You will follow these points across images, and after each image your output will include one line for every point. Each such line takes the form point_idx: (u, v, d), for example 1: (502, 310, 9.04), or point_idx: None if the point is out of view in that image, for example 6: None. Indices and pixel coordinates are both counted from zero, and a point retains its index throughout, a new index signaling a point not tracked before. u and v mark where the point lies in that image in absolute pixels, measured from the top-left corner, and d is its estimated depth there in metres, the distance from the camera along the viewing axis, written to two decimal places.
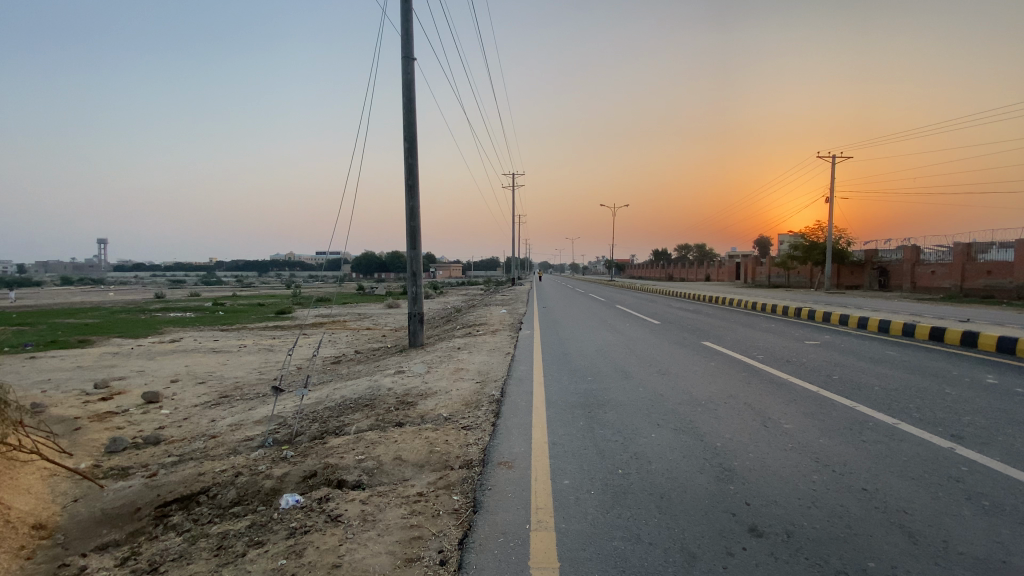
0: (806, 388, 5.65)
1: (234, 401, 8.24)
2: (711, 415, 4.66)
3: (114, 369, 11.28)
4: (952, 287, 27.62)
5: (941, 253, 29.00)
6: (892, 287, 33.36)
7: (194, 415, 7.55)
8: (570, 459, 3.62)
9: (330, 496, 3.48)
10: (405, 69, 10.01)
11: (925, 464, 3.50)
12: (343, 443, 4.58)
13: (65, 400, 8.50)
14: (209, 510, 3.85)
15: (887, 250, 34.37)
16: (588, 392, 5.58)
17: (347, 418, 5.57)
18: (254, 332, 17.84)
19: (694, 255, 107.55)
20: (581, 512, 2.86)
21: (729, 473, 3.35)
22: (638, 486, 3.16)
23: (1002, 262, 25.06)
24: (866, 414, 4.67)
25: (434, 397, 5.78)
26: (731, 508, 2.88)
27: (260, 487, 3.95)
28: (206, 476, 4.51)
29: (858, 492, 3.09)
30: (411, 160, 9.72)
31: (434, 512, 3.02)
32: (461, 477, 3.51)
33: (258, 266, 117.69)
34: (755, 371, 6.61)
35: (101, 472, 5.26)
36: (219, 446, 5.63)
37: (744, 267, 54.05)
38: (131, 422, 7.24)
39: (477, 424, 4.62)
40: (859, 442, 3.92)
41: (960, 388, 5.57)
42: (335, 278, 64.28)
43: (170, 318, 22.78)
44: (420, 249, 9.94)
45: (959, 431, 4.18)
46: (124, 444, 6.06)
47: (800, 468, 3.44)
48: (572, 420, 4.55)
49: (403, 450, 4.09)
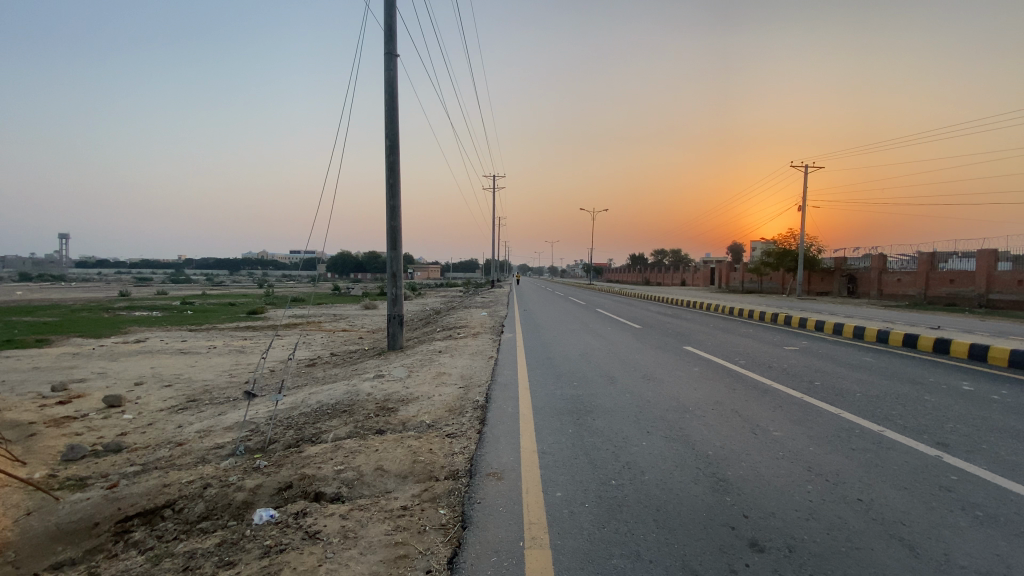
0: (790, 395, 5.65)
1: (202, 406, 7.85)
2: (700, 422, 4.60)
3: (74, 371, 10.69)
4: (917, 294, 28.57)
5: (906, 262, 30.10)
6: (860, 294, 34.35)
7: (159, 421, 7.17)
8: (561, 470, 3.49)
9: (307, 510, 3.27)
10: (388, 66, 9.79)
11: (915, 473, 3.48)
12: (320, 452, 4.35)
13: (19, 403, 7.99)
14: (174, 527, 3.59)
15: (855, 258, 35.41)
16: (574, 399, 5.47)
17: (324, 425, 5.34)
18: (225, 332, 17.26)
19: (669, 260, 109.33)
20: (576, 527, 2.74)
21: (724, 483, 3.28)
22: (633, 498, 3.06)
23: (963, 272, 26.05)
24: (852, 421, 4.66)
25: (416, 403, 5.58)
26: (729, 521, 2.79)
27: (231, 500, 3.71)
28: (172, 488, 4.23)
29: (854, 503, 3.04)
30: (392, 159, 9.50)
31: (420, 528, 2.86)
32: (448, 489, 3.35)
33: (228, 265, 114.79)
34: (739, 377, 6.61)
35: (56, 483, 4.92)
36: (186, 454, 5.34)
37: (719, 273, 54.98)
38: (91, 428, 6.83)
39: (461, 432, 4.47)
40: (849, 451, 3.89)
41: (938, 395, 5.65)
42: (310, 278, 62.67)
43: (135, 317, 21.94)
44: (400, 248, 9.72)
45: (944, 439, 4.20)
46: (83, 452, 5.71)
47: (794, 477, 3.39)
48: (560, 428, 4.44)
49: (385, 459, 3.91)
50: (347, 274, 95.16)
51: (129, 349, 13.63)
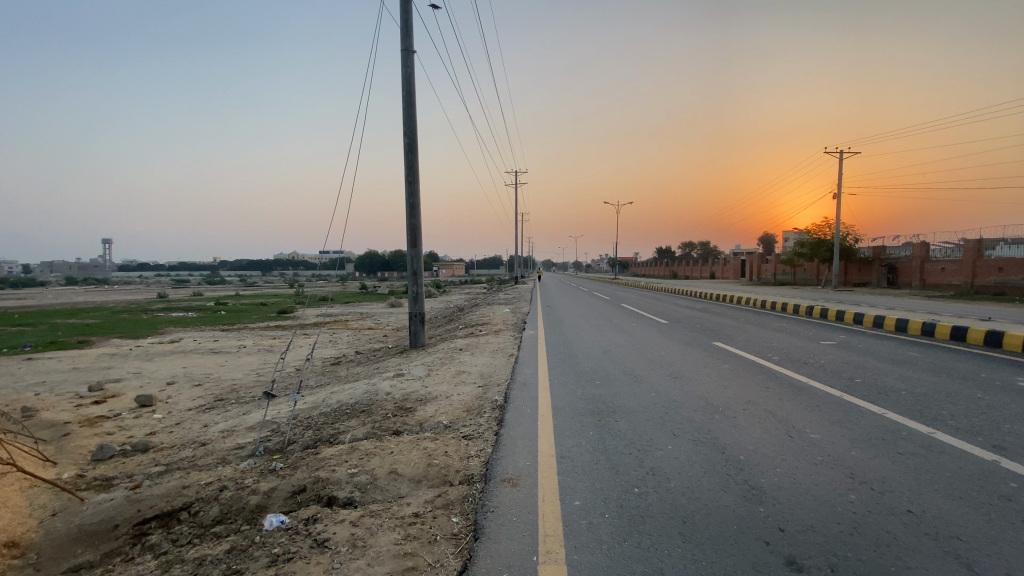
0: (828, 393, 5.33)
1: (228, 406, 7.93)
2: (731, 424, 4.35)
3: (110, 371, 11.00)
4: (962, 283, 27.19)
5: (949, 250, 28.74)
6: (902, 284, 32.89)
7: (186, 420, 7.28)
8: (581, 477, 3.31)
9: (318, 516, 3.18)
10: (405, 62, 9.70)
11: (970, 480, 3.17)
12: (336, 454, 4.27)
13: (57, 403, 8.24)
14: (188, 530, 3.56)
15: (895, 247, 33.96)
16: (597, 399, 5.26)
17: (342, 426, 5.29)
18: (255, 332, 17.59)
19: (697, 253, 107.41)
20: (594, 540, 2.56)
21: (757, 492, 3.04)
22: (657, 508, 2.85)
23: (1013, 260, 24.65)
24: (897, 422, 4.35)
25: (434, 403, 5.47)
26: (763, 535, 2.57)
27: (245, 504, 3.65)
28: (189, 489, 4.22)
29: (904, 516, 2.76)
30: (410, 157, 9.41)
31: (430, 538, 2.72)
32: (461, 496, 3.21)
33: (260, 266, 117.85)
34: (772, 374, 6.28)
35: (83, 483, 4.99)
36: (208, 455, 5.35)
37: (750, 266, 53.56)
38: (122, 428, 6.97)
39: (478, 433, 4.32)
40: (895, 456, 3.59)
41: (991, 393, 5.25)
42: (339, 277, 63.67)
43: (171, 317, 22.76)
44: (421, 246, 9.64)
45: (1001, 441, 3.85)
46: (111, 452, 5.80)
47: (834, 486, 3.12)
48: (581, 430, 4.26)
49: (399, 462, 3.79)
50: (374, 273, 96.72)
51: (164, 349, 14.00)
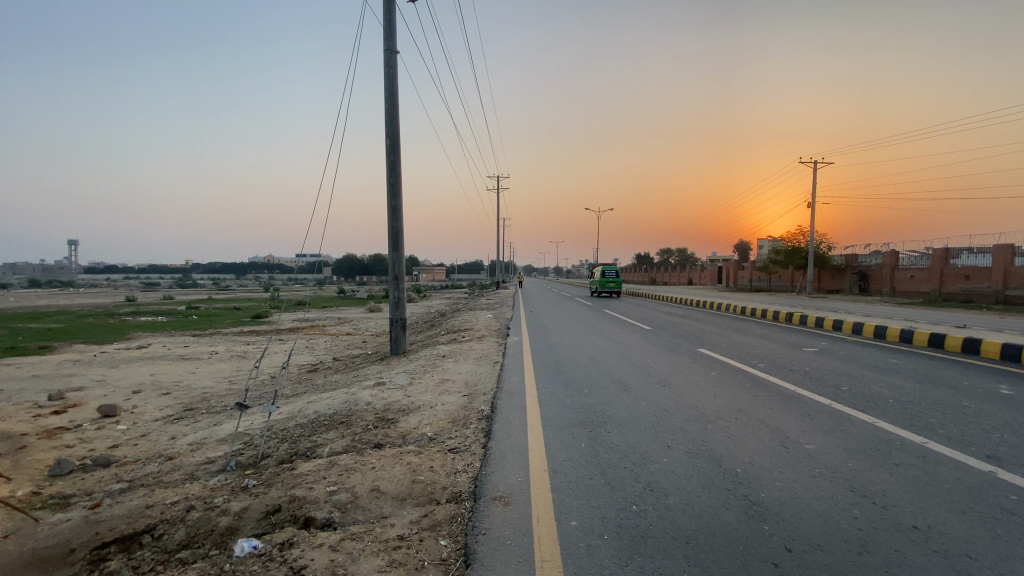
0: (817, 401, 5.30)
1: (198, 416, 7.53)
2: (724, 434, 4.25)
3: (73, 379, 10.41)
4: (930, 291, 28.02)
5: (918, 258, 29.67)
6: (873, 292, 33.79)
7: (153, 431, 6.89)
8: (577, 494, 3.15)
9: (294, 539, 2.94)
10: (387, 61, 9.50)
11: (970, 492, 3.12)
12: (313, 469, 4.03)
13: (14, 414, 7.74)
14: (151, 556, 3.28)
15: (866, 255, 34.94)
16: (586, 408, 5.13)
17: (319, 438, 5.03)
18: (227, 337, 16.99)
19: (675, 260, 108.98)
20: (595, 564, 2.41)
21: (759, 509, 2.92)
22: (658, 527, 2.72)
23: (978, 267, 25.50)
24: (889, 431, 4.30)
25: (417, 413, 5.25)
26: (771, 557, 2.44)
27: (214, 526, 3.39)
28: (155, 510, 3.92)
29: (910, 532, 2.67)
30: (393, 159, 9.19)
31: (417, 564, 2.52)
32: (449, 515, 3.02)
33: (234, 269, 115.23)
34: (760, 382, 6.24)
35: (38, 502, 4.63)
36: (176, 470, 5.03)
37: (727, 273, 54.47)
38: (83, 440, 6.54)
39: (464, 446, 4.14)
40: (893, 467, 3.53)
41: (976, 400, 5.27)
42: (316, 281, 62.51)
43: (139, 322, 21.90)
44: (402, 250, 9.40)
45: (994, 451, 3.82)
46: (70, 466, 5.41)
47: (836, 500, 3.03)
48: (573, 442, 4.12)
49: (382, 478, 3.58)
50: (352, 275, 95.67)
51: (131, 355, 13.39)
